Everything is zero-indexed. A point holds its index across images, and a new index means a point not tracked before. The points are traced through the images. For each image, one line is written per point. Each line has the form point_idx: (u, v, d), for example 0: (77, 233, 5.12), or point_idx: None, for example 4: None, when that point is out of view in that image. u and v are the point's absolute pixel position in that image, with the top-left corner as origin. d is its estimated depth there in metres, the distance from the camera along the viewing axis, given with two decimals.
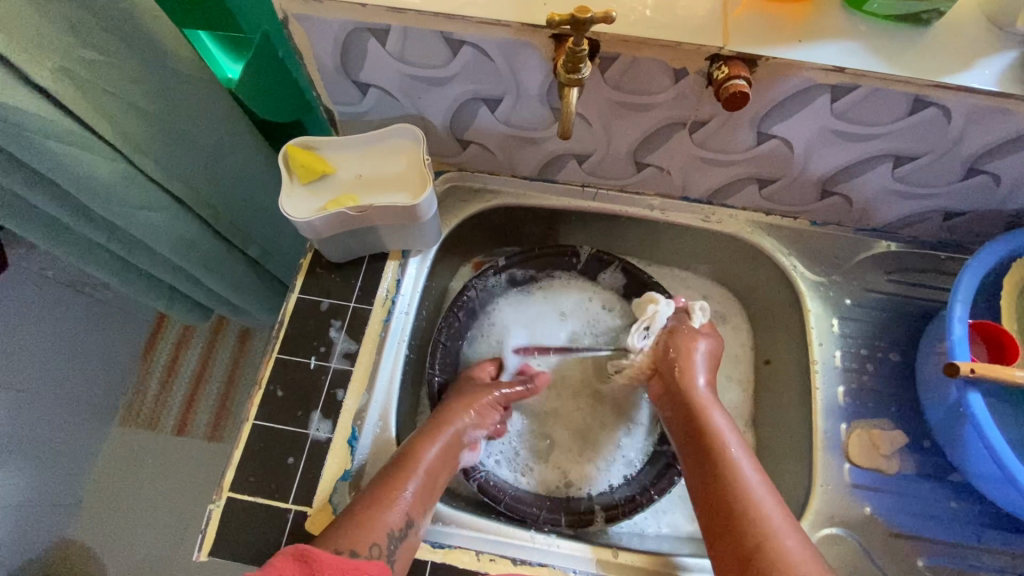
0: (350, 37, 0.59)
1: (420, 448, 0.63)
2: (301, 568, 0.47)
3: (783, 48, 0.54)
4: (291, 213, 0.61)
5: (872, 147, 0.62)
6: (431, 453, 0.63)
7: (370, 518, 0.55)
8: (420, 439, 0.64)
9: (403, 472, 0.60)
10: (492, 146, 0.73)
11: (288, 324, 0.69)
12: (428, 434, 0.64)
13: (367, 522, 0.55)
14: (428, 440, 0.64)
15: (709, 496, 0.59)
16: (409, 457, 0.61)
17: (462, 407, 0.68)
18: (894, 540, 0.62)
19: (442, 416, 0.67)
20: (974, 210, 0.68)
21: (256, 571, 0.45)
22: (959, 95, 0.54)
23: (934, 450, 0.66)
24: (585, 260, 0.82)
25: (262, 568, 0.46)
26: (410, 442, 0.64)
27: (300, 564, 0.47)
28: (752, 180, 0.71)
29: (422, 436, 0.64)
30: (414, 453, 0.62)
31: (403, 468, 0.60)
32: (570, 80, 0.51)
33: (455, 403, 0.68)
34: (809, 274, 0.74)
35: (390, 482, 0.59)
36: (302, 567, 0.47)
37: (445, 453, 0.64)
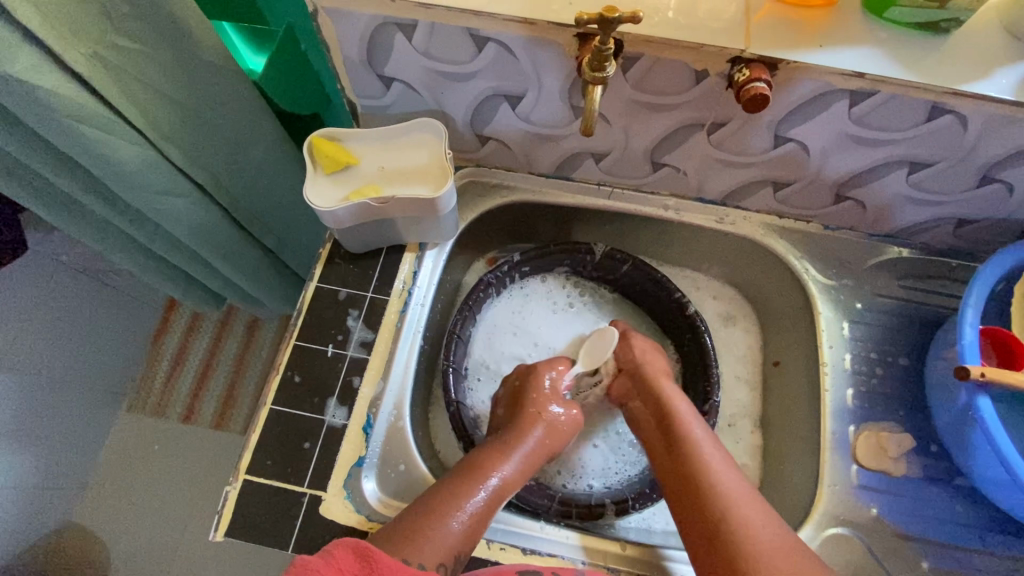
0: (377, 31, 0.61)
1: (485, 465, 0.62)
2: (365, 566, 0.45)
3: (803, 52, 0.55)
4: (314, 203, 0.62)
5: (889, 152, 0.63)
6: (500, 472, 0.62)
7: (427, 525, 0.54)
8: (493, 455, 0.64)
9: (466, 488, 0.59)
10: (511, 143, 0.74)
11: (306, 312, 0.70)
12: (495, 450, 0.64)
13: (422, 529, 0.54)
14: (495, 458, 0.63)
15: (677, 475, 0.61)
16: (481, 471, 0.61)
17: (535, 416, 0.68)
18: (900, 542, 0.63)
19: (514, 433, 0.66)
20: (986, 218, 0.69)
21: (315, 565, 0.44)
22: (976, 103, 0.55)
23: (941, 454, 0.67)
24: (599, 258, 0.83)
25: (324, 563, 0.44)
26: (467, 462, 0.63)
27: (361, 563, 0.45)
28: (767, 183, 0.72)
29: (491, 454, 0.64)
30: (483, 470, 0.61)
31: (466, 481, 0.60)
32: (594, 78, 0.52)
33: (522, 423, 0.67)
34: (820, 277, 0.75)
35: (451, 494, 0.57)
36: (363, 567, 0.45)
37: (514, 471, 0.63)
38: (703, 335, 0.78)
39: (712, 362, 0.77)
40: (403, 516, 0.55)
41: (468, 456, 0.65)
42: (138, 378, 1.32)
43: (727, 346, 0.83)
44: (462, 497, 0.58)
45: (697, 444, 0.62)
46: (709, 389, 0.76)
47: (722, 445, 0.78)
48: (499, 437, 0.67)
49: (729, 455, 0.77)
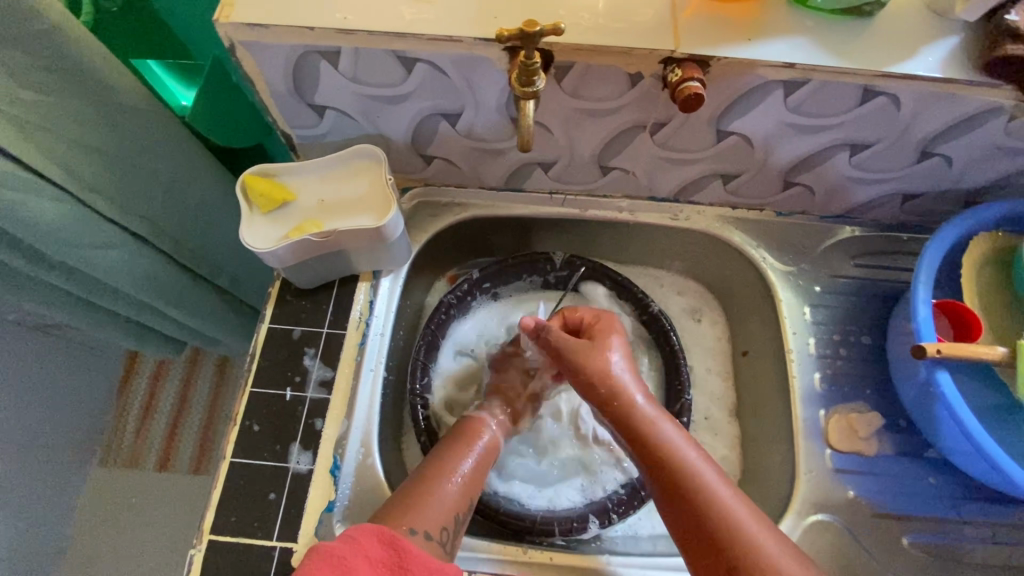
0: (301, 60, 0.58)
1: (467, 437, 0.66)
2: (394, 555, 0.46)
3: (732, 47, 0.54)
4: (252, 245, 0.59)
5: (830, 137, 0.63)
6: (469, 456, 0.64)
7: (422, 508, 0.56)
8: (473, 422, 0.68)
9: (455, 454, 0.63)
10: (456, 159, 0.72)
11: (260, 356, 0.67)
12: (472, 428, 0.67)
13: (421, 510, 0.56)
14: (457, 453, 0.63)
15: (668, 489, 0.57)
16: (469, 436, 0.66)
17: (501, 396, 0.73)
18: (879, 521, 0.63)
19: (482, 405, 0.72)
20: (930, 191, 0.70)
21: (341, 552, 0.44)
22: (905, 83, 0.55)
23: (909, 429, 0.67)
24: (559, 266, 0.81)
25: (349, 550, 0.45)
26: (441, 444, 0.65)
27: (388, 550, 0.46)
28: (716, 176, 0.72)
29: (474, 422, 0.68)
30: (471, 437, 0.66)
31: (462, 446, 0.64)
32: (525, 93, 0.50)
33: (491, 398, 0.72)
34: (777, 264, 0.75)
35: (439, 475, 0.60)
36: (391, 556, 0.46)
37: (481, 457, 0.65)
38: (669, 333, 0.78)
39: (681, 360, 0.77)
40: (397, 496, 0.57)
41: (434, 448, 0.65)
42: (107, 434, 1.29)
43: (695, 342, 0.83)
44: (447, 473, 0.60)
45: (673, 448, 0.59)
46: (681, 388, 0.75)
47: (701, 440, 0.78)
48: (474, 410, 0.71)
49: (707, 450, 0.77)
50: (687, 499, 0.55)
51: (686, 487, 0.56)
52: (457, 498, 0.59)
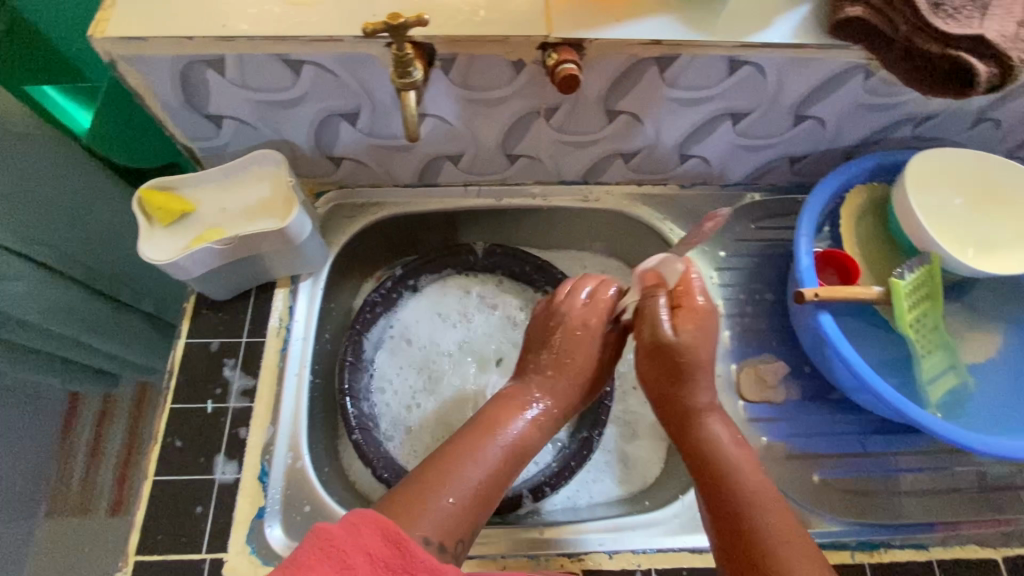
0: (186, 72, 0.59)
1: (520, 399, 0.62)
2: (398, 553, 0.41)
3: (602, 29, 0.58)
4: (152, 259, 0.59)
5: (710, 108, 0.67)
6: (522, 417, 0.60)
7: (449, 480, 0.53)
8: (499, 413, 0.60)
9: (472, 441, 0.57)
10: (364, 159, 0.73)
11: (178, 372, 0.66)
12: (525, 386, 0.63)
13: (452, 481, 0.53)
14: (513, 415, 0.60)
15: (715, 496, 0.54)
16: (492, 427, 0.58)
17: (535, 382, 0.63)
18: (794, 463, 0.67)
19: (511, 389, 0.63)
20: (812, 153, 0.75)
21: (341, 543, 0.40)
22: (764, 51, 0.60)
23: (813, 373, 0.72)
24: (481, 256, 0.84)
25: (349, 543, 0.40)
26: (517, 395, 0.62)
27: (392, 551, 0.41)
28: (617, 156, 0.75)
29: (501, 408, 0.61)
30: (497, 428, 0.59)
31: (479, 432, 0.58)
32: (403, 84, 0.52)
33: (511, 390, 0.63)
34: (685, 234, 0.80)
35: (450, 463, 0.54)
36: (397, 557, 0.41)
37: (533, 423, 0.60)
38: None
39: None
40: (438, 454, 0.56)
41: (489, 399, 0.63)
42: (51, 482, 1.23)
43: None
44: (493, 432, 0.58)
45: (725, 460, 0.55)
46: None
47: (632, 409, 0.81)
48: (488, 400, 0.62)
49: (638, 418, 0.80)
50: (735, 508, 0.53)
51: (738, 496, 0.53)
52: (503, 471, 0.57)
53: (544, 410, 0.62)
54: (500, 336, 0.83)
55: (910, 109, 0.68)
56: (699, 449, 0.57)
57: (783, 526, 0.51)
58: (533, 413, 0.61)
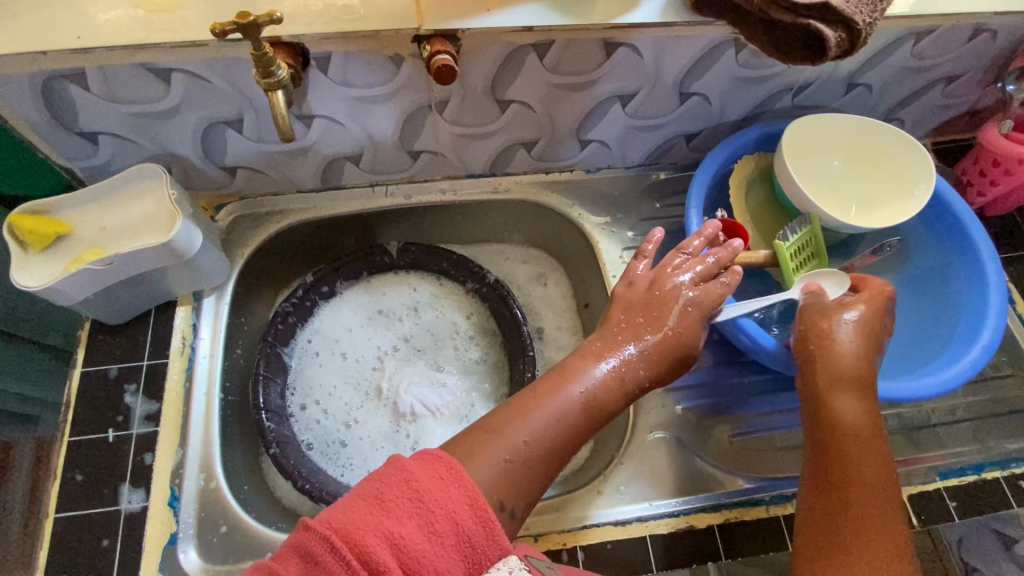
0: (46, 89, 0.56)
1: (599, 352, 0.55)
2: (486, 531, 0.40)
3: (473, 18, 0.58)
4: (26, 287, 0.56)
5: (597, 91, 0.69)
6: (607, 361, 0.54)
7: (541, 442, 0.48)
8: (578, 364, 0.53)
9: (547, 395, 0.50)
10: (261, 167, 0.72)
11: (76, 403, 0.63)
12: (611, 337, 0.56)
13: (531, 452, 0.47)
14: (592, 360, 0.54)
15: (836, 466, 0.51)
16: (567, 381, 0.52)
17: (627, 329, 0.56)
18: (711, 428, 0.68)
19: (610, 327, 0.56)
20: (705, 128, 0.78)
21: (428, 494, 0.40)
22: (635, 32, 0.62)
23: (722, 340, 0.73)
24: (395, 255, 0.83)
25: (450, 504, 0.40)
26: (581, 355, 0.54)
27: (483, 528, 0.40)
28: (518, 145, 0.76)
29: (579, 359, 0.54)
30: (582, 377, 0.52)
31: (551, 391, 0.51)
32: (269, 84, 0.51)
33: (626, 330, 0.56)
34: (594, 218, 0.81)
35: (533, 415, 0.49)
36: (481, 535, 0.40)
37: (612, 377, 0.53)
38: (508, 299, 0.80)
39: (523, 324, 0.78)
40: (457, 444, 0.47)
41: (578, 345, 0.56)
42: None
43: (544, 304, 0.87)
44: (569, 382, 0.52)
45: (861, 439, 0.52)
46: (525, 346, 0.77)
47: None
48: (586, 341, 0.57)
49: None
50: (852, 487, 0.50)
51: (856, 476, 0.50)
52: (575, 425, 0.50)
53: (628, 365, 0.54)
54: (428, 338, 0.82)
55: (785, 79, 0.72)
56: (821, 406, 0.54)
57: (875, 495, 0.49)
58: (614, 363, 0.54)
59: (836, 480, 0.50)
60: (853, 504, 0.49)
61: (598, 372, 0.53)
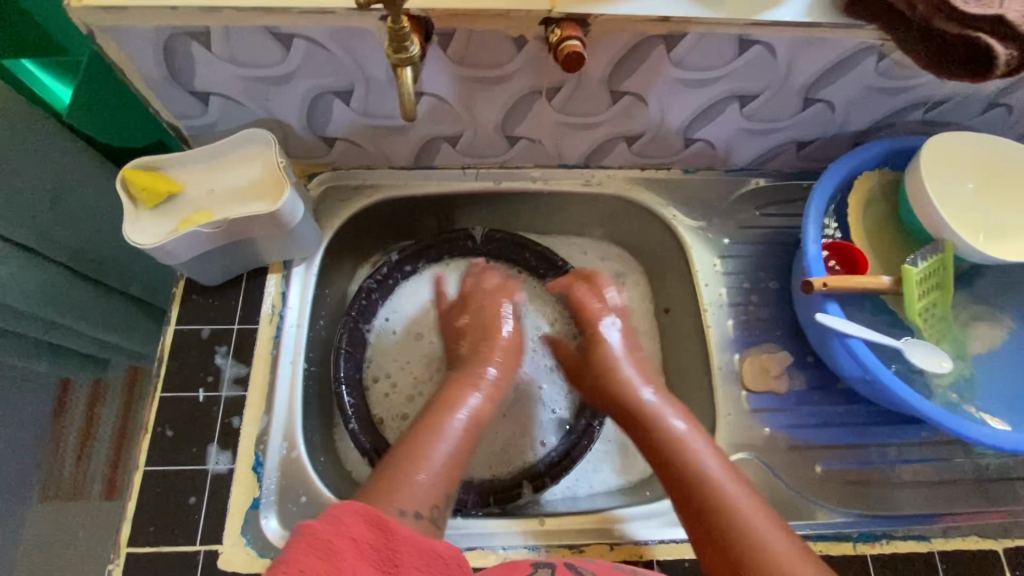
0: (170, 45, 0.56)
1: (468, 382, 0.64)
2: (381, 532, 0.43)
3: (608, 3, 0.55)
4: (138, 243, 0.56)
5: (717, 90, 0.65)
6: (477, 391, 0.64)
7: (409, 476, 0.53)
8: (455, 391, 0.63)
9: (436, 417, 0.60)
10: (358, 140, 0.71)
11: (168, 360, 0.64)
12: (475, 357, 0.67)
13: (405, 483, 0.52)
14: (468, 388, 0.63)
15: (710, 532, 0.54)
16: (450, 404, 0.61)
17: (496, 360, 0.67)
18: (795, 454, 0.66)
19: (478, 358, 0.67)
20: (820, 137, 0.73)
21: (326, 536, 0.41)
22: (777, 30, 0.57)
23: (816, 363, 0.71)
24: (478, 241, 0.82)
25: (335, 533, 0.42)
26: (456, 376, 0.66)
27: (376, 531, 0.43)
28: (620, 139, 0.73)
29: (457, 389, 0.63)
30: (454, 406, 0.61)
31: (449, 408, 0.61)
32: (399, 60, 0.49)
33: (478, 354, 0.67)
34: (688, 221, 0.78)
35: (416, 443, 0.56)
36: (378, 536, 0.43)
37: (486, 398, 0.63)
38: None
39: None
40: (398, 446, 0.57)
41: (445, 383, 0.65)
42: (43, 467, 1.23)
43: None
44: (452, 409, 0.61)
45: (735, 504, 0.54)
46: None
47: None
48: (459, 369, 0.67)
49: None
50: (732, 552, 0.52)
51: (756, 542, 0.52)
52: (461, 443, 0.58)
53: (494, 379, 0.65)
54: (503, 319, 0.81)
55: (922, 92, 0.66)
56: (677, 483, 0.58)
57: (783, 565, 0.50)
58: (479, 396, 0.63)
59: (715, 541, 0.53)
60: (742, 571, 0.51)
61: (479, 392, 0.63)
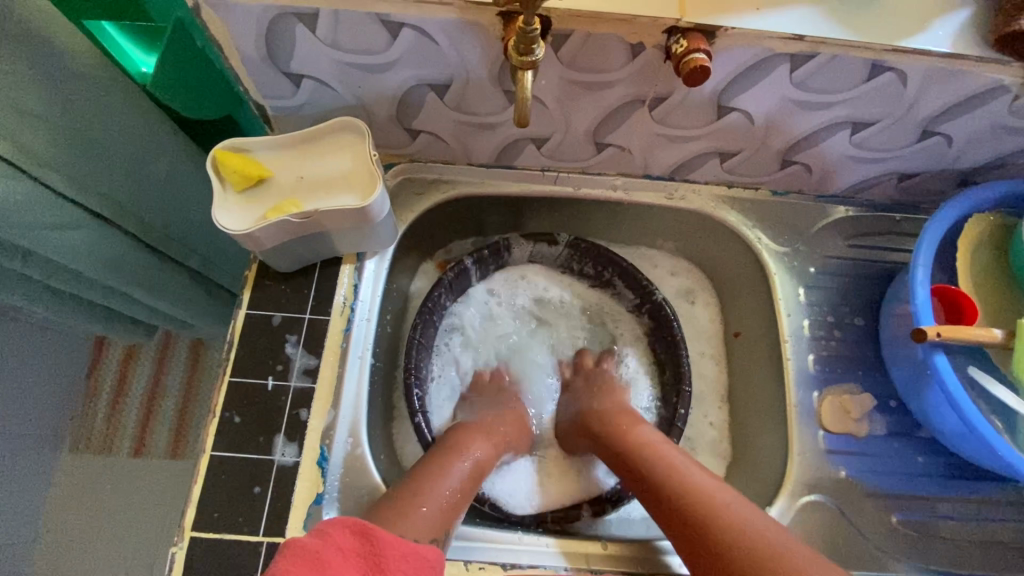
0: (274, 24, 0.53)
1: (489, 429, 0.69)
2: (365, 543, 0.48)
3: (739, 16, 0.51)
4: (226, 227, 0.55)
5: (831, 114, 0.61)
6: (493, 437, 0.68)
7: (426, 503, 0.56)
8: (463, 437, 0.66)
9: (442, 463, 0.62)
10: (443, 134, 0.68)
11: (239, 344, 0.63)
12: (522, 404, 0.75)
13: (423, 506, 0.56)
14: (480, 438, 0.67)
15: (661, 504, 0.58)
16: (455, 451, 0.64)
17: (476, 436, 0.67)
18: (870, 500, 0.64)
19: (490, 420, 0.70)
20: (926, 171, 0.69)
21: (312, 546, 0.46)
22: (915, 58, 0.53)
23: (900, 408, 0.68)
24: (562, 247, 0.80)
25: (320, 543, 0.46)
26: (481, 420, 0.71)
27: (362, 541, 0.48)
28: (713, 155, 0.69)
29: (466, 434, 0.67)
30: (460, 450, 0.64)
31: (443, 458, 0.63)
32: (523, 63, 0.47)
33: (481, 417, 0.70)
34: (772, 244, 0.74)
35: (423, 479, 0.59)
36: (365, 546, 0.47)
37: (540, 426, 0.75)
38: (672, 320, 0.76)
39: (682, 344, 0.75)
40: (419, 467, 0.61)
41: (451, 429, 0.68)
42: (77, 423, 1.24)
43: (687, 323, 0.82)
44: (456, 454, 0.63)
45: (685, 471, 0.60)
46: (680, 373, 0.74)
47: (693, 421, 0.78)
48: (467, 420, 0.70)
49: (699, 430, 0.77)
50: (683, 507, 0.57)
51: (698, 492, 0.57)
52: (449, 502, 0.58)
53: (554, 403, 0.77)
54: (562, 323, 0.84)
55: None
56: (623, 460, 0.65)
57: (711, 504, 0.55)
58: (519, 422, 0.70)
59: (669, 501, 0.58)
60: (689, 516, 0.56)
61: (485, 443, 0.67)
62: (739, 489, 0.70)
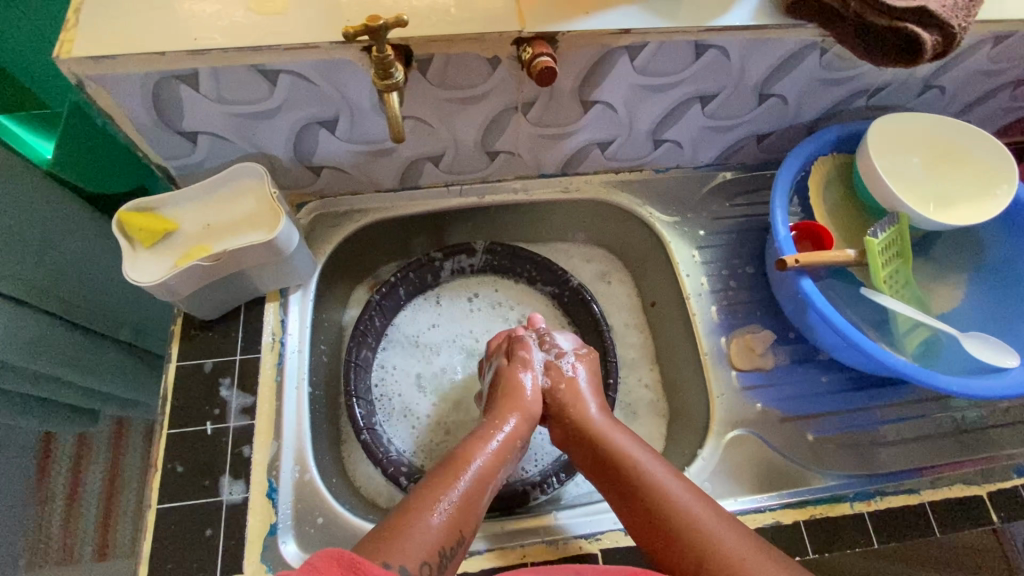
0: (159, 90, 0.58)
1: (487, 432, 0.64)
2: None
3: (572, 21, 0.59)
4: (137, 281, 0.58)
5: (680, 92, 0.70)
6: (494, 438, 0.63)
7: (409, 542, 0.50)
8: (467, 445, 0.62)
9: (443, 480, 0.57)
10: (344, 167, 0.73)
11: (173, 396, 0.65)
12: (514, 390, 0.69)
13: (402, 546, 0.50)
14: (476, 445, 0.62)
15: (648, 530, 0.58)
16: (459, 462, 0.60)
17: (481, 441, 0.62)
18: (787, 424, 0.70)
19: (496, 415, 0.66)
20: (777, 129, 0.79)
21: None
22: (729, 33, 0.62)
23: (798, 338, 0.75)
24: (481, 254, 0.85)
25: None
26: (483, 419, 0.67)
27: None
28: (594, 145, 0.77)
29: (471, 442, 0.63)
30: (466, 460, 0.60)
31: (450, 472, 0.58)
32: (386, 86, 0.53)
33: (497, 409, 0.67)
34: (664, 216, 0.82)
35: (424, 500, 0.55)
36: None
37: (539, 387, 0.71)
38: (590, 303, 0.82)
39: (604, 326, 0.81)
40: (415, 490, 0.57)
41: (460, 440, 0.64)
42: (30, 534, 1.18)
43: (609, 303, 0.88)
44: (463, 464, 0.59)
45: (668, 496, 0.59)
46: (605, 352, 0.80)
47: (629, 391, 0.83)
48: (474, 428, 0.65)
49: (636, 398, 0.82)
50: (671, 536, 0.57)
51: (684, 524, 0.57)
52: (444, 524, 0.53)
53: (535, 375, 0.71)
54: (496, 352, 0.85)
55: (863, 80, 0.72)
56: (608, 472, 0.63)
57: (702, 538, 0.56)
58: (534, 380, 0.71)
59: (654, 526, 0.58)
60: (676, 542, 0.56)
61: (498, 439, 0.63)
62: (678, 442, 0.75)
